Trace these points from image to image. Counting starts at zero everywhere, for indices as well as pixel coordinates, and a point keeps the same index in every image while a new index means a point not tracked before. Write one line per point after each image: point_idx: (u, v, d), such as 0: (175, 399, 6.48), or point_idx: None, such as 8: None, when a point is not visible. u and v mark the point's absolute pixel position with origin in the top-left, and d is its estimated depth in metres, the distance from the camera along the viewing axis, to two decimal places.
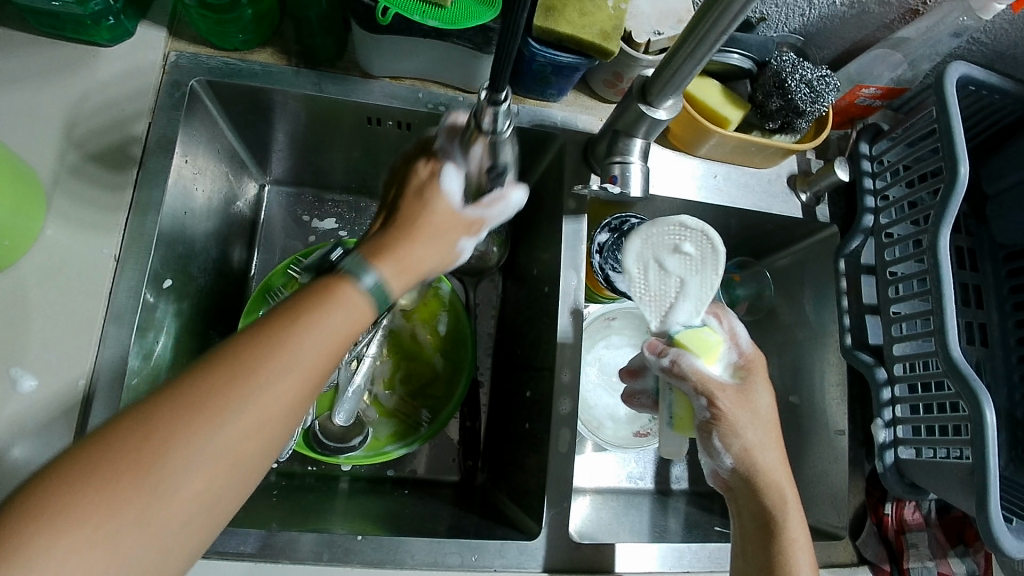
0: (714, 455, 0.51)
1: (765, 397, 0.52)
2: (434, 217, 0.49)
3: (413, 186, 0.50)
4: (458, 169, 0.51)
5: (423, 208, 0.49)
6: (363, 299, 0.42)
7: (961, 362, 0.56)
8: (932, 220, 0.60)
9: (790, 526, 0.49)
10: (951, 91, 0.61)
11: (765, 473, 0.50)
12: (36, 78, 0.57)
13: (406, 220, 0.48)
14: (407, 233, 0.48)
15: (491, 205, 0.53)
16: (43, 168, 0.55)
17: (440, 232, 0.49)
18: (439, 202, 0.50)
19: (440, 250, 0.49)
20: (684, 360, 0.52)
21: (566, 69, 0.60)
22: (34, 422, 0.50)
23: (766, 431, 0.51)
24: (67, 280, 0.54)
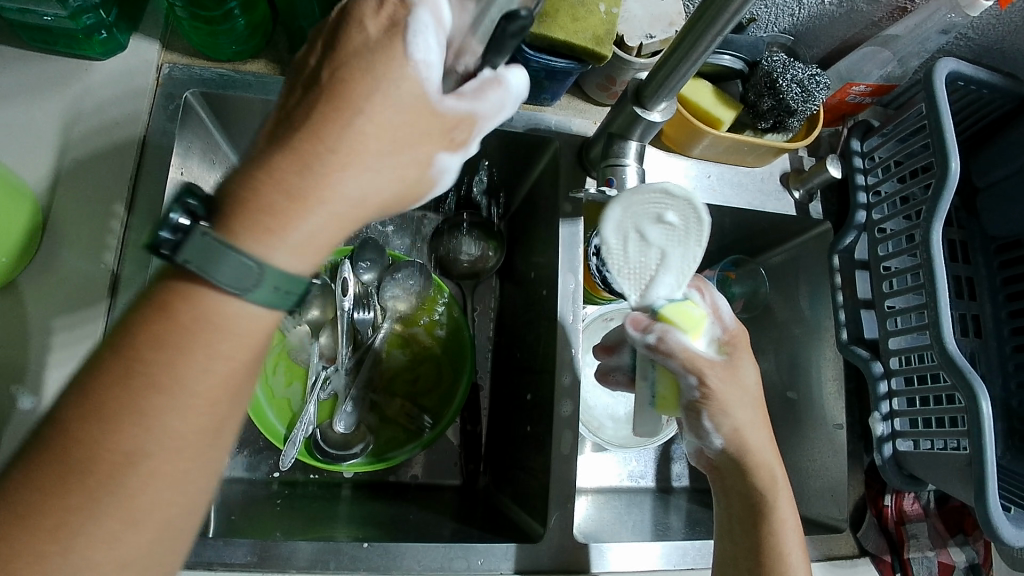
0: (702, 436, 0.50)
1: (749, 372, 0.51)
2: (381, 115, 0.35)
3: (354, 50, 0.35)
4: (439, 23, 0.37)
5: (370, 90, 0.35)
6: (246, 300, 0.34)
7: (956, 354, 0.57)
8: (925, 214, 0.60)
9: (779, 504, 0.51)
10: (940, 86, 0.62)
11: (754, 453, 0.50)
12: (29, 94, 0.57)
13: (329, 110, 0.34)
14: (332, 146, 0.34)
15: (480, 94, 0.40)
16: (39, 183, 0.55)
17: (388, 144, 0.35)
18: (397, 83, 0.35)
19: (391, 172, 0.36)
20: (674, 339, 0.47)
21: (560, 74, 0.60)
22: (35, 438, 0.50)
23: (750, 411, 0.50)
24: (66, 296, 0.54)
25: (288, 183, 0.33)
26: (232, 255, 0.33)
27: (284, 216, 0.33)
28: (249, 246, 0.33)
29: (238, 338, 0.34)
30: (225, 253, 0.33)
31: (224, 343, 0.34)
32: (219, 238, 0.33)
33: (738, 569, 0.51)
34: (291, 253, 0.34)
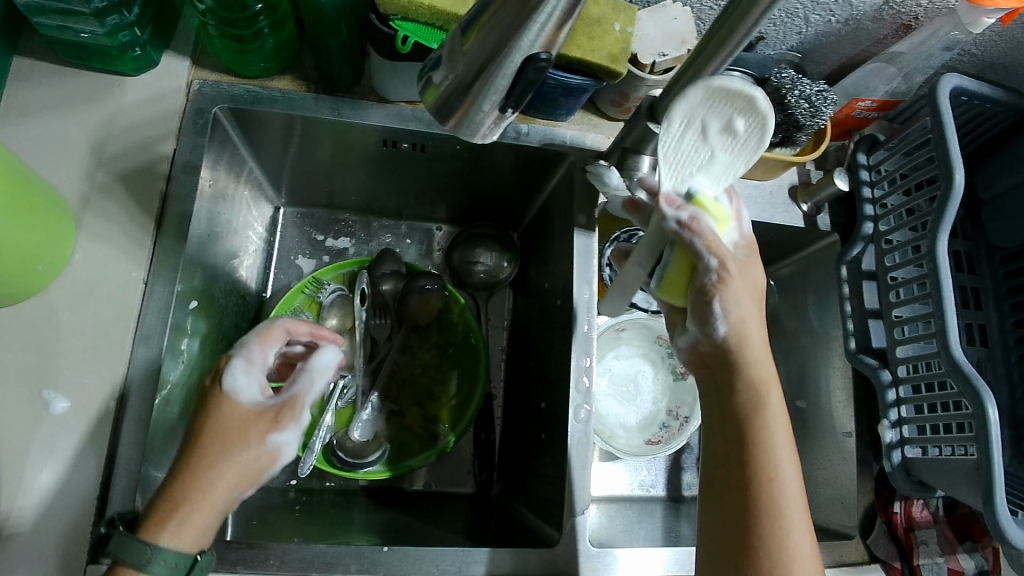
0: (706, 322, 0.49)
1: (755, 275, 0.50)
2: (227, 421, 0.49)
3: (207, 391, 0.51)
4: (247, 364, 0.52)
5: (207, 419, 0.49)
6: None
7: (964, 362, 0.59)
8: (930, 225, 0.62)
9: (774, 424, 0.46)
10: (944, 101, 0.64)
11: (751, 350, 0.48)
12: (63, 107, 0.59)
13: (191, 459, 0.47)
14: (193, 462, 0.47)
15: (296, 385, 0.54)
16: (72, 193, 0.57)
17: (232, 443, 0.48)
18: (228, 409, 0.50)
19: (232, 465, 0.47)
20: (702, 223, 0.47)
21: (575, 91, 0.62)
22: (66, 440, 0.52)
23: (752, 313, 0.49)
24: (98, 303, 0.56)
25: (180, 483, 0.46)
26: (135, 549, 0.43)
27: (170, 512, 0.45)
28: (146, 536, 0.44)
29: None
30: (134, 543, 0.43)
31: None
32: (126, 537, 0.43)
33: (725, 495, 0.46)
34: (173, 534, 0.44)
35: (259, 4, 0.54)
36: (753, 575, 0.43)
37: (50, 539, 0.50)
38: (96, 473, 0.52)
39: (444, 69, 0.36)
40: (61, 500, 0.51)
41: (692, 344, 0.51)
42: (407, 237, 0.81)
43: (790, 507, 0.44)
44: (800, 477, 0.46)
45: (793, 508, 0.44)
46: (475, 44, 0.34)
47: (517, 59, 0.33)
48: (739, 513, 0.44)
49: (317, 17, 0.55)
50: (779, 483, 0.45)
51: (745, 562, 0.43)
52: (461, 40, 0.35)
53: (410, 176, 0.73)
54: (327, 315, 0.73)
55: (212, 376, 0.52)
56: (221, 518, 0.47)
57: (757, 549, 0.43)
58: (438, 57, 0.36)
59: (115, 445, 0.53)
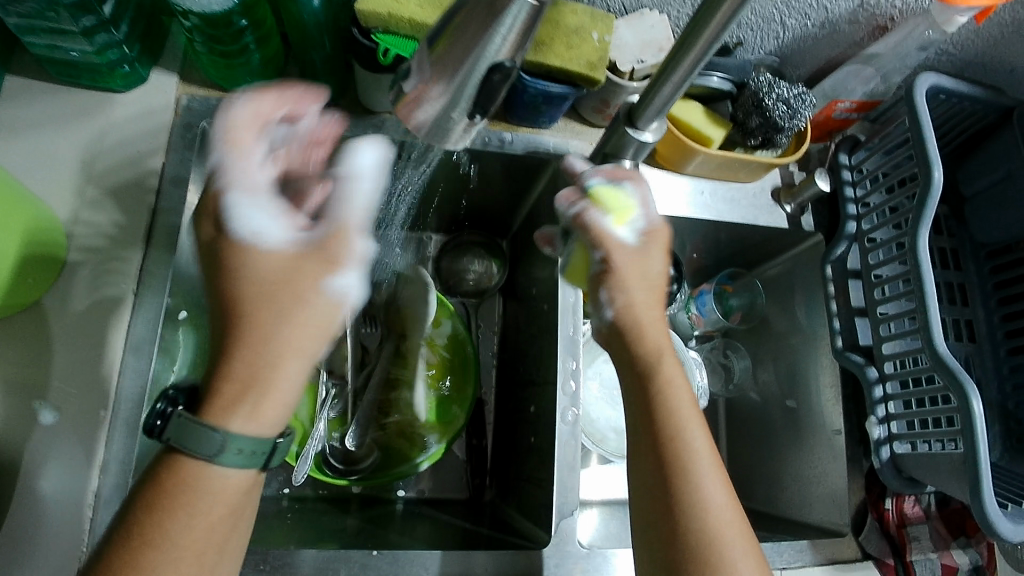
0: (598, 307, 0.53)
1: (653, 263, 0.54)
2: (263, 270, 0.43)
3: (215, 242, 0.44)
4: (253, 197, 0.45)
5: (236, 279, 0.43)
6: (228, 467, 0.41)
7: (947, 356, 0.59)
8: (911, 222, 0.63)
9: (672, 387, 0.49)
10: (921, 100, 0.65)
11: (642, 326, 0.51)
12: (54, 124, 0.60)
13: (240, 326, 0.41)
14: (240, 325, 0.41)
15: (342, 203, 0.47)
16: (63, 207, 0.58)
17: (286, 299, 0.43)
18: (254, 256, 0.43)
19: (299, 324, 0.43)
20: (590, 216, 0.55)
21: (557, 99, 0.63)
22: (60, 450, 0.53)
23: (650, 292, 0.53)
24: (90, 314, 0.57)
25: (236, 361, 0.41)
26: (199, 434, 0.40)
27: (233, 398, 0.40)
28: (210, 417, 0.40)
29: (218, 494, 0.41)
30: (195, 427, 0.40)
31: (203, 495, 0.40)
32: (187, 422, 0.40)
33: (639, 457, 0.48)
34: (245, 417, 0.41)
35: (244, 20, 0.56)
36: (675, 529, 0.46)
37: (44, 547, 0.51)
38: (90, 481, 0.53)
39: (412, 79, 0.36)
40: (56, 507, 0.52)
41: (597, 330, 0.54)
42: None
43: (700, 463, 0.47)
44: (706, 431, 0.49)
45: (701, 458, 0.47)
46: (443, 53, 0.34)
47: (483, 67, 0.34)
48: (656, 484, 0.47)
49: (301, 32, 0.57)
50: (682, 443, 0.47)
51: (664, 516, 0.46)
52: (428, 51, 0.35)
53: None
54: None
55: (207, 219, 0.45)
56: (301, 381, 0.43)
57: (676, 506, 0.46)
58: (407, 67, 0.37)
59: (108, 454, 0.54)
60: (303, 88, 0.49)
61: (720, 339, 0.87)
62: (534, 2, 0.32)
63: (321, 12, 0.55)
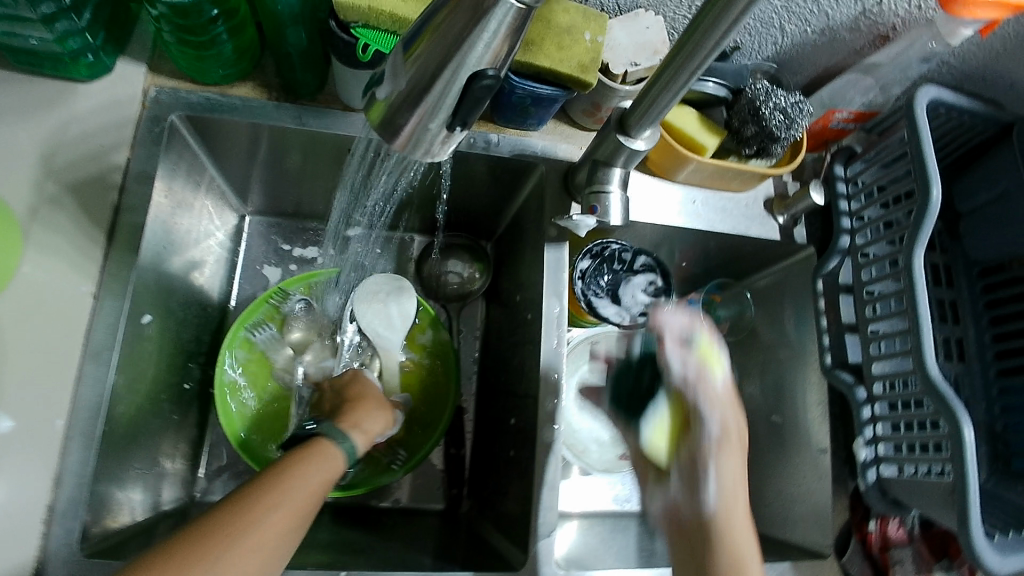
0: (692, 490, 0.48)
1: (733, 417, 0.50)
2: (371, 386, 0.65)
3: (342, 377, 0.66)
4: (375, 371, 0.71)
5: (356, 380, 0.65)
6: (343, 456, 0.54)
7: (939, 380, 0.58)
8: (907, 239, 0.61)
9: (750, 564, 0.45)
10: (921, 114, 0.63)
11: (733, 518, 0.47)
12: (11, 114, 0.57)
13: (353, 404, 0.61)
14: (359, 403, 0.61)
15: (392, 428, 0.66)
16: (19, 203, 0.55)
17: (382, 400, 0.64)
18: (364, 377, 0.66)
19: (380, 422, 0.61)
20: (703, 374, 0.50)
21: (546, 101, 0.60)
22: (8, 463, 0.50)
23: (734, 456, 0.49)
24: (45, 317, 0.54)
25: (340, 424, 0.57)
26: (338, 433, 0.55)
27: (358, 420, 0.59)
28: (322, 447, 0.52)
29: (285, 511, 0.46)
30: (337, 432, 0.55)
31: (294, 494, 0.47)
32: (332, 426, 0.56)
33: None
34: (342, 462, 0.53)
35: (216, 9, 0.52)
36: None
37: None
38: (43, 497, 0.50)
39: (389, 84, 0.34)
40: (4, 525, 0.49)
41: (670, 507, 0.49)
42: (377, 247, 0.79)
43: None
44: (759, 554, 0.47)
45: None
46: (420, 57, 0.32)
47: (462, 75, 0.31)
48: None
49: (275, 22, 0.53)
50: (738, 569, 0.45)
51: None
52: (404, 56, 0.33)
53: None
54: (291, 327, 0.71)
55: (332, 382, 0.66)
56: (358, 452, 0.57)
57: None
58: (383, 72, 0.34)
59: (64, 466, 0.52)
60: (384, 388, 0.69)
61: None
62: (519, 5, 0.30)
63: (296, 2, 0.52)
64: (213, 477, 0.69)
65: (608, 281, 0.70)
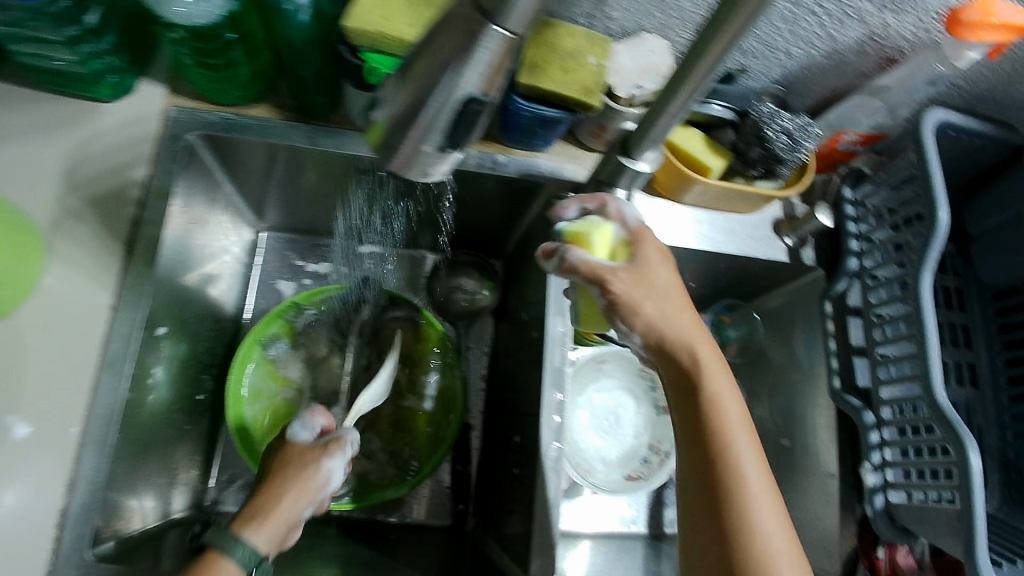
0: (626, 334, 0.53)
1: (659, 270, 0.53)
2: (291, 460, 0.56)
3: (275, 445, 0.59)
4: (305, 419, 0.60)
5: (277, 459, 0.57)
6: (247, 552, 0.49)
7: (947, 407, 0.57)
8: (915, 262, 0.61)
9: (717, 396, 0.48)
10: (929, 139, 0.63)
11: (702, 393, 0.48)
12: (37, 132, 0.59)
13: (266, 488, 0.54)
14: (270, 488, 0.54)
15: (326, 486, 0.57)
16: (42, 215, 0.57)
17: (296, 473, 0.55)
18: (295, 447, 0.58)
19: (298, 494, 0.54)
20: (575, 253, 0.53)
21: (551, 123, 0.61)
22: (22, 469, 0.52)
23: (669, 303, 0.51)
24: (64, 326, 0.56)
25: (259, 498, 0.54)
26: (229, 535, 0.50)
27: (264, 507, 0.53)
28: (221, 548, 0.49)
29: None
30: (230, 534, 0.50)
31: None
32: (223, 531, 0.50)
33: (698, 499, 0.47)
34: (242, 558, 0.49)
35: (232, 33, 0.54)
36: (726, 508, 0.45)
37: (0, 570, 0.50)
38: (56, 502, 0.52)
39: (385, 108, 0.35)
40: (18, 529, 0.51)
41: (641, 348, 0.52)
42: (387, 262, 0.80)
43: (739, 438, 0.47)
44: (756, 448, 0.48)
45: (755, 487, 0.46)
46: (413, 83, 0.32)
47: (454, 100, 0.32)
48: (699, 466, 0.47)
49: (289, 47, 0.55)
50: (727, 433, 0.47)
51: (723, 512, 0.45)
52: (399, 83, 0.33)
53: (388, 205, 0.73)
54: (300, 342, 0.73)
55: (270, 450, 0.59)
56: (301, 510, 0.54)
57: (732, 539, 0.45)
58: (379, 96, 0.35)
59: (77, 473, 0.53)
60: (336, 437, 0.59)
61: None
62: (506, 33, 0.30)
63: (309, 29, 0.54)
64: (223, 487, 0.70)
65: None
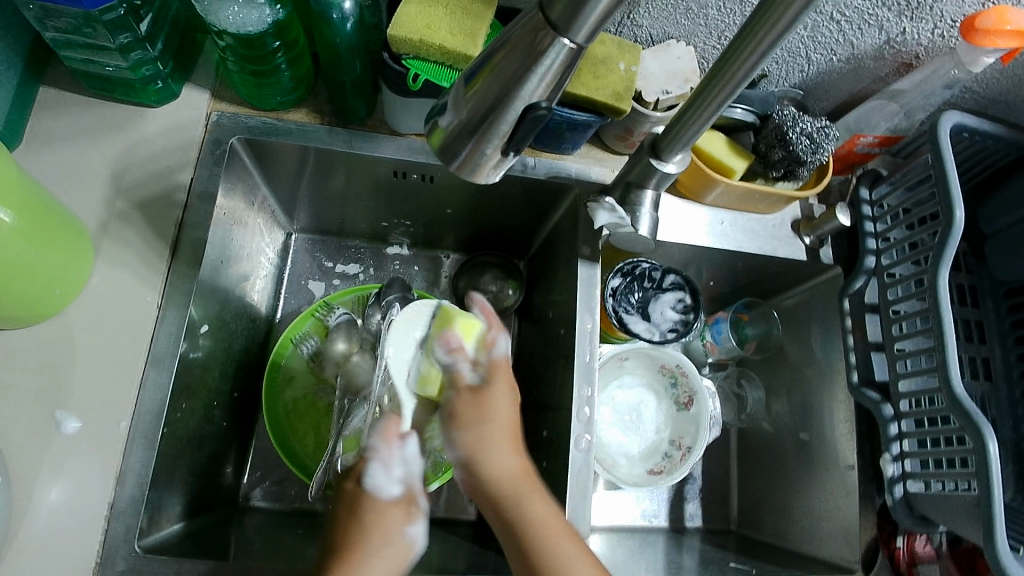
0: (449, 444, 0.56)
1: (505, 401, 0.57)
2: (373, 523, 0.52)
3: (347, 498, 0.54)
4: (385, 464, 0.54)
5: (353, 520, 0.53)
6: None
7: (965, 398, 0.59)
8: (932, 260, 0.63)
9: (538, 521, 0.53)
10: (945, 139, 0.65)
11: (540, 525, 0.52)
12: (86, 136, 0.62)
13: (343, 560, 0.50)
14: (351, 559, 0.50)
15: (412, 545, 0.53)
16: (92, 216, 0.60)
17: (377, 541, 0.52)
18: (370, 505, 0.53)
19: (384, 564, 0.51)
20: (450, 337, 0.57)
21: (580, 126, 0.63)
22: (75, 461, 0.54)
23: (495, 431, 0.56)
24: (111, 325, 0.58)
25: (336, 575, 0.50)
26: None
27: None
28: None
29: None
30: None
31: None
32: None
33: None
34: None
35: (277, 41, 0.58)
36: None
37: (55, 558, 0.51)
38: (104, 495, 0.53)
39: (450, 114, 0.37)
40: (70, 520, 0.52)
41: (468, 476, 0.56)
42: (414, 263, 0.82)
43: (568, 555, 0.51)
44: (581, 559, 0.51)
45: None
46: (479, 91, 0.35)
47: (517, 106, 0.34)
48: None
49: (332, 53, 0.57)
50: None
51: None
52: (465, 88, 0.36)
53: (417, 206, 0.75)
54: (333, 338, 0.73)
55: (346, 500, 0.54)
56: None
57: None
58: (445, 102, 0.38)
59: (126, 467, 0.54)
60: (416, 491, 0.55)
61: (734, 368, 0.88)
62: (571, 45, 0.32)
63: (353, 36, 0.56)
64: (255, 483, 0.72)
65: (638, 299, 0.73)
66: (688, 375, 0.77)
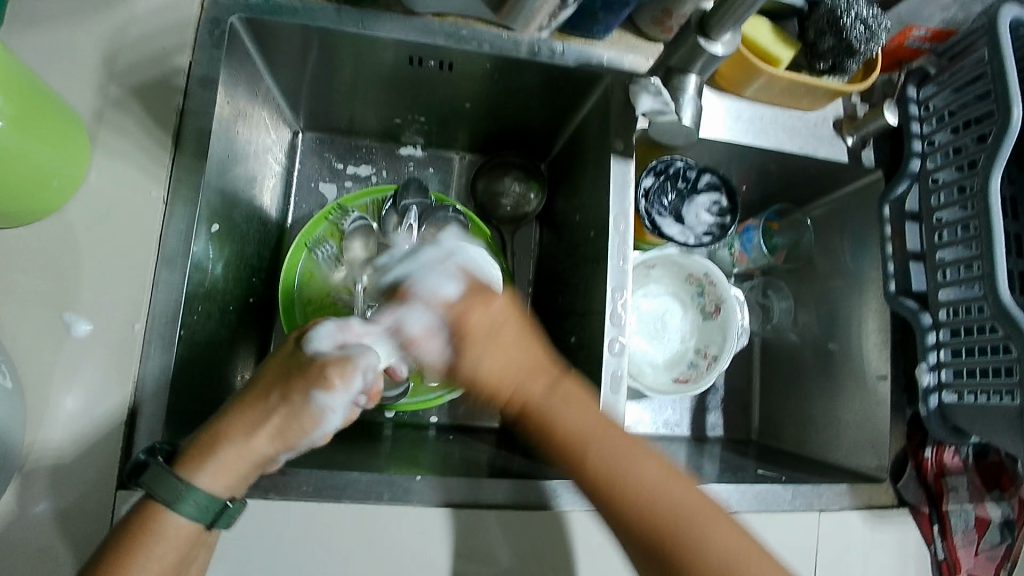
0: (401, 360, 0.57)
1: (487, 353, 0.52)
2: (285, 372, 0.49)
3: (286, 348, 0.51)
4: (334, 332, 0.51)
5: (278, 361, 0.50)
6: (188, 518, 0.45)
7: (1012, 308, 0.56)
8: (984, 162, 0.59)
9: (525, 386, 0.52)
10: (1004, 36, 0.59)
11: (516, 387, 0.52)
12: (72, 14, 0.56)
13: (243, 407, 0.48)
14: (247, 406, 0.48)
15: (323, 420, 0.48)
16: (85, 104, 0.55)
17: (277, 396, 0.48)
18: (298, 357, 0.50)
19: (270, 426, 0.48)
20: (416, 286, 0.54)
21: (616, 3, 0.58)
22: (87, 365, 0.51)
23: (496, 327, 0.53)
24: (117, 222, 0.54)
25: (233, 420, 0.48)
26: (167, 484, 0.45)
27: (230, 434, 0.47)
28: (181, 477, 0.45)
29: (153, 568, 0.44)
30: (166, 476, 0.45)
31: (157, 548, 0.44)
32: (162, 471, 0.45)
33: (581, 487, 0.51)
34: (210, 480, 0.46)
35: None
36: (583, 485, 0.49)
37: (74, 462, 0.49)
38: (122, 399, 0.51)
39: None
40: (89, 426, 0.50)
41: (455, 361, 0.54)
42: (429, 165, 0.78)
43: (562, 416, 0.51)
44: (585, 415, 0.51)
45: (592, 442, 0.49)
46: None
47: None
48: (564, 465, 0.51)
49: None
50: (579, 442, 0.50)
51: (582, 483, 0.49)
52: None
53: (433, 99, 0.69)
54: (350, 243, 0.70)
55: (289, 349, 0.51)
56: (269, 448, 0.48)
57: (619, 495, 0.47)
58: None
59: (143, 370, 0.52)
60: (350, 364, 0.49)
61: (761, 279, 0.85)
62: None
63: None
64: None
65: (672, 200, 0.71)
66: (716, 284, 0.74)
